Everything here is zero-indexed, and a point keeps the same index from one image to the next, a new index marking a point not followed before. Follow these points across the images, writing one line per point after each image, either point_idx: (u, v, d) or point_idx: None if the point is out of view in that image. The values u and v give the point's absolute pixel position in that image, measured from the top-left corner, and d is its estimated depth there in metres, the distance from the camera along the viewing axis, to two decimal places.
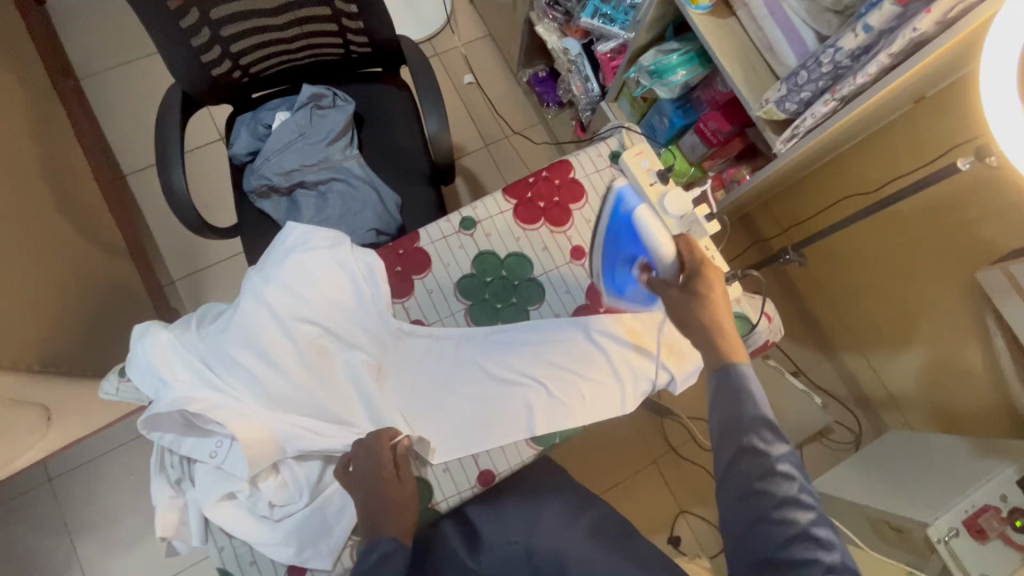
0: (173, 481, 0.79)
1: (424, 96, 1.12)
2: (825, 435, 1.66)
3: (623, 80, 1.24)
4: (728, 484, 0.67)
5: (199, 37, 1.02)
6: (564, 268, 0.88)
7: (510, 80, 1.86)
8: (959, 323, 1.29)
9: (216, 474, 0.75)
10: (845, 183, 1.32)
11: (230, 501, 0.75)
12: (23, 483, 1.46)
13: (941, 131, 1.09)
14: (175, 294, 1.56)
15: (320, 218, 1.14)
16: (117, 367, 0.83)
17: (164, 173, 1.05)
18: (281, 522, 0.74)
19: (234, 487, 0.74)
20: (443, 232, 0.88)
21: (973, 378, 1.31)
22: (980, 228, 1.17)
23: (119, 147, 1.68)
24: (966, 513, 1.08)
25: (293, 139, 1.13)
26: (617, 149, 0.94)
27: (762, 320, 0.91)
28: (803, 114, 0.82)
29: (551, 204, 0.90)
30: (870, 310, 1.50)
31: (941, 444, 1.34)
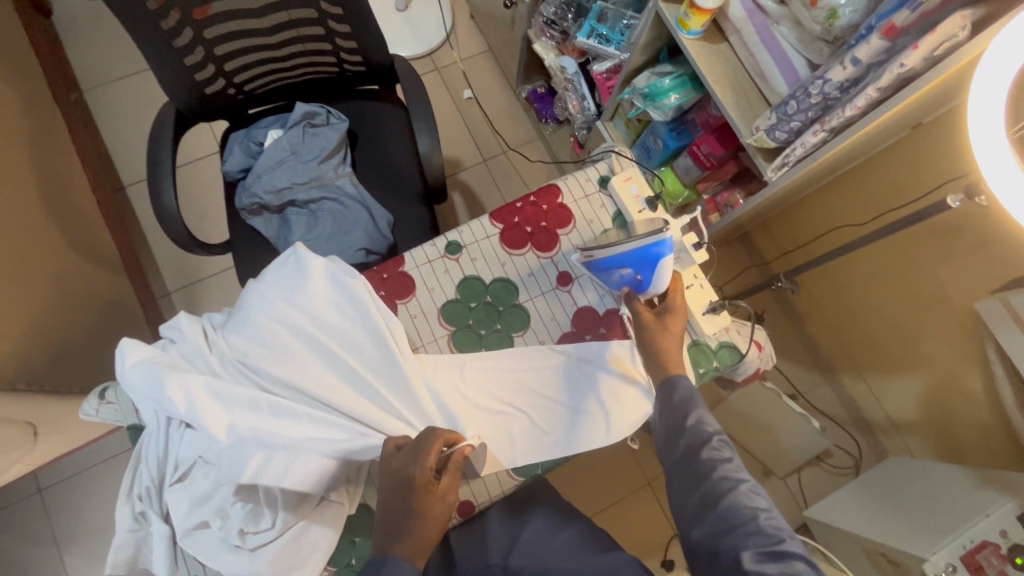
0: (137, 512, 0.77)
1: (416, 116, 1.12)
2: (823, 459, 1.63)
3: (617, 101, 1.24)
4: (684, 507, 0.67)
5: (192, 56, 1.03)
6: (550, 294, 0.87)
7: (509, 96, 1.86)
8: (960, 350, 1.26)
9: (189, 502, 0.73)
10: (845, 206, 1.29)
11: (202, 530, 0.73)
12: (15, 493, 1.46)
13: (942, 157, 1.06)
14: (170, 306, 1.56)
15: (311, 237, 1.13)
16: (98, 388, 0.82)
17: (155, 191, 1.05)
18: (257, 551, 0.72)
19: (206, 516, 0.72)
20: (428, 256, 0.87)
21: (975, 406, 1.29)
22: (980, 256, 1.15)
23: (119, 159, 1.70)
24: (964, 549, 1.05)
25: (285, 157, 1.13)
26: (606, 174, 0.93)
27: (752, 349, 0.88)
28: (793, 143, 0.81)
29: (538, 229, 0.89)
30: (871, 333, 1.47)
31: (942, 473, 1.31)
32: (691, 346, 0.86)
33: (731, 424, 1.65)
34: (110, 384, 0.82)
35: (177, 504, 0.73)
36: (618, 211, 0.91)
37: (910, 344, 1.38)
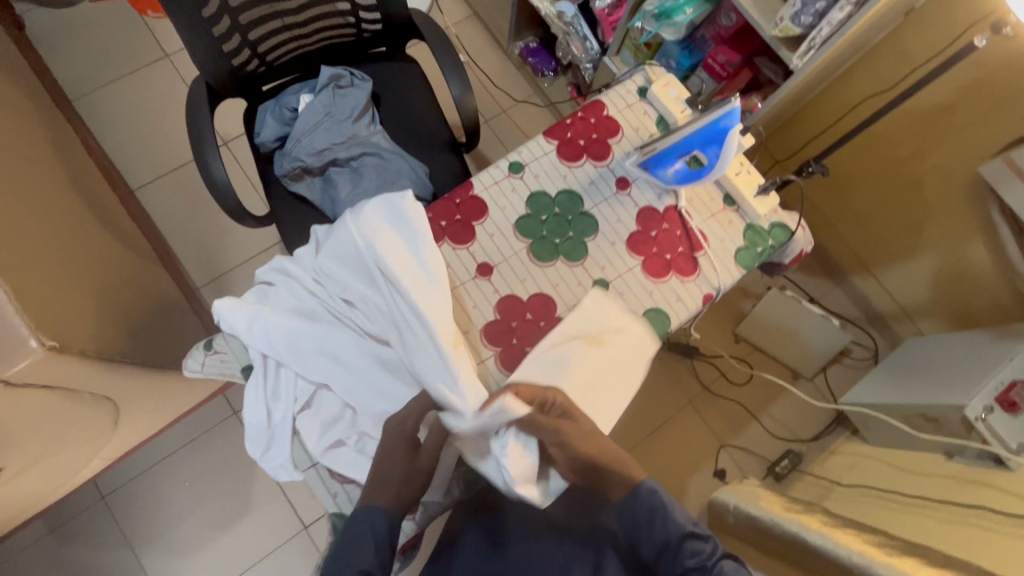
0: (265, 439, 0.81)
1: (443, 64, 1.16)
2: (845, 356, 1.74)
3: (626, 30, 1.29)
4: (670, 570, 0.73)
5: (220, 26, 1.04)
6: (612, 199, 0.93)
7: (501, 56, 1.90)
8: (964, 222, 1.38)
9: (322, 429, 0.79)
10: (846, 100, 1.34)
11: (338, 449, 0.79)
12: (77, 503, 1.45)
13: (939, 27, 1.13)
14: (203, 299, 1.56)
15: (357, 193, 1.16)
16: (200, 343, 0.85)
17: (202, 165, 1.07)
18: None
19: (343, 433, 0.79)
20: (494, 178, 0.92)
21: (981, 274, 1.41)
22: (971, 131, 1.25)
23: (122, 163, 1.66)
24: (997, 390, 1.17)
25: (321, 119, 1.16)
26: (643, 85, 0.99)
27: (798, 229, 0.97)
28: (819, 24, 0.89)
29: (591, 140, 0.95)
30: (878, 229, 1.56)
31: (960, 340, 1.43)
32: (746, 230, 0.94)
33: (756, 336, 1.73)
34: (214, 335, 0.85)
35: (309, 429, 0.79)
36: (661, 116, 0.97)
37: (915, 231, 1.48)
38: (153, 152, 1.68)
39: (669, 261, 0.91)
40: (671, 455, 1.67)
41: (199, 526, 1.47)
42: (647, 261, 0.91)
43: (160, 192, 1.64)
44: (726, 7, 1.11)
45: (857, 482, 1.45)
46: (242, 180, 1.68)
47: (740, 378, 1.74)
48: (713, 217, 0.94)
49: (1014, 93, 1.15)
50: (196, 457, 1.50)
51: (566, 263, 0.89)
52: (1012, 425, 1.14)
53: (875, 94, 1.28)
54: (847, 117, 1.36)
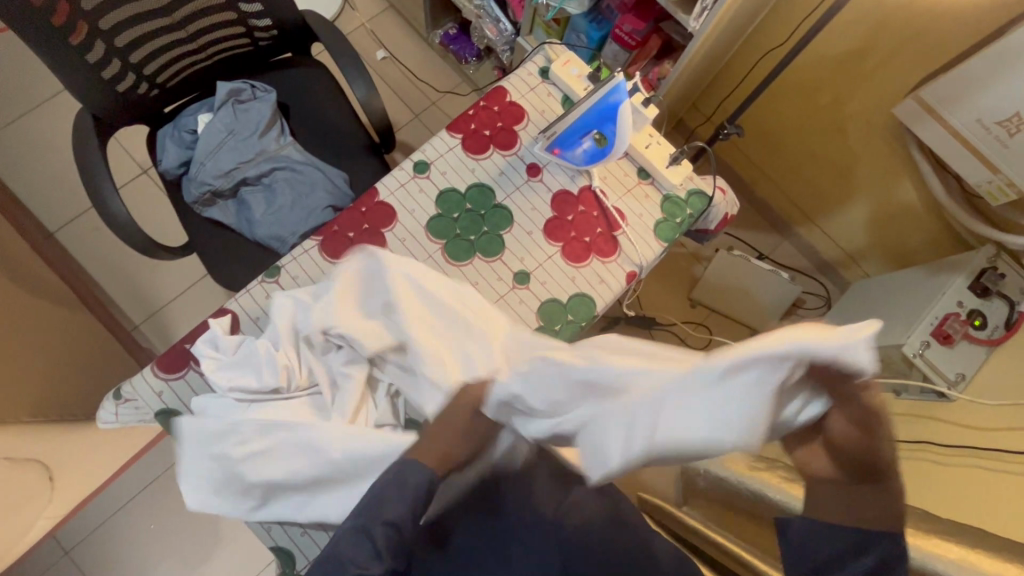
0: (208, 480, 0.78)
1: (345, 66, 1.11)
2: (799, 306, 1.73)
3: (532, 8, 1.25)
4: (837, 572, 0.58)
5: (94, 52, 0.96)
6: (524, 187, 0.91)
7: (423, 46, 1.83)
8: (891, 163, 1.38)
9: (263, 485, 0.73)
10: (763, 51, 1.31)
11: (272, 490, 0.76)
12: (37, 564, 1.39)
13: None
14: (143, 337, 1.50)
15: (273, 211, 1.12)
16: (109, 393, 0.80)
17: (101, 203, 1.02)
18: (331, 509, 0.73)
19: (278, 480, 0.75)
20: (399, 181, 0.89)
21: (914, 212, 1.42)
22: (884, 73, 1.25)
23: (36, 205, 1.57)
24: (932, 324, 1.19)
25: (223, 138, 1.10)
26: (545, 65, 0.96)
27: (716, 193, 0.96)
28: None
29: (496, 129, 0.92)
30: (813, 177, 1.57)
31: (900, 278, 1.46)
32: (664, 201, 0.93)
33: (711, 299, 1.72)
34: (123, 383, 0.79)
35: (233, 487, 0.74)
36: (565, 96, 0.95)
37: (848, 176, 1.49)
38: (67, 190, 1.59)
39: (589, 243, 0.90)
40: None
41: (172, 567, 1.43)
42: (566, 247, 0.89)
43: (80, 232, 1.56)
44: None
45: None
46: (166, 208, 1.60)
47: (701, 341, 1.74)
48: (629, 192, 0.93)
49: (919, 30, 1.15)
50: (158, 498, 1.45)
51: (483, 260, 0.87)
52: (948, 357, 1.17)
53: (780, 42, 1.26)
54: (761, 67, 1.34)
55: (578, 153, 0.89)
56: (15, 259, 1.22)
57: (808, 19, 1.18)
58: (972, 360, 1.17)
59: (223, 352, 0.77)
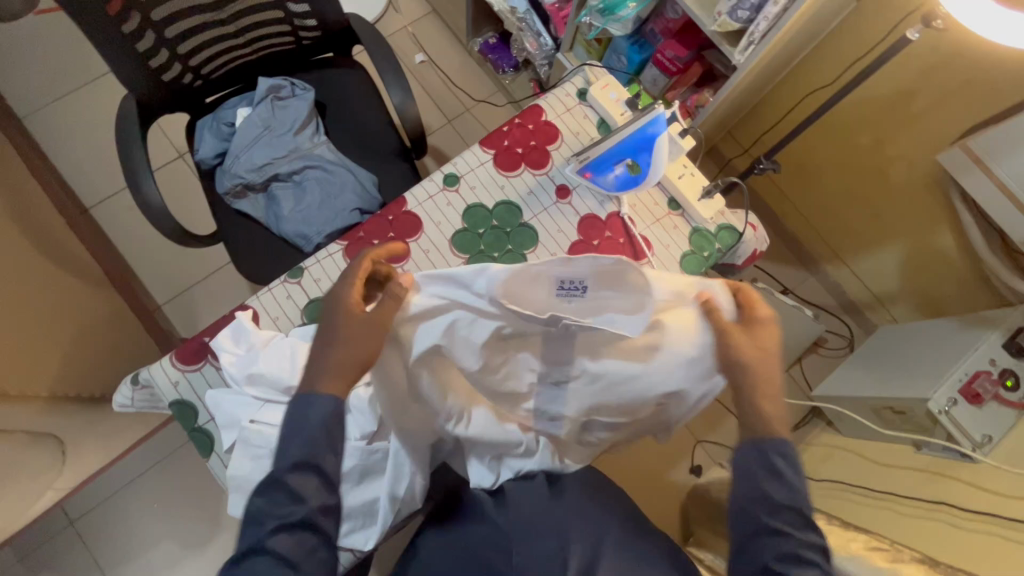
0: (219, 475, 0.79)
1: (384, 71, 1.12)
2: (819, 345, 1.69)
3: (575, 25, 1.24)
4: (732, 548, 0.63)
5: (144, 41, 0.98)
6: (552, 209, 0.90)
7: (461, 52, 1.84)
8: (928, 210, 1.35)
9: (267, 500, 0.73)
10: (808, 86, 1.29)
11: None
12: (43, 531, 1.41)
13: (892, 9, 1.07)
14: (164, 318, 1.53)
15: (301, 208, 1.13)
16: (128, 377, 0.81)
17: (136, 187, 1.04)
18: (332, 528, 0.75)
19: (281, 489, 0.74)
20: (428, 193, 0.89)
21: (949, 261, 1.38)
22: (930, 118, 1.23)
23: (74, 180, 1.61)
24: (961, 382, 1.15)
25: (259, 133, 1.12)
26: (583, 87, 0.96)
27: (746, 229, 0.94)
28: (757, 19, 0.85)
29: (529, 148, 0.92)
30: (846, 216, 1.53)
31: (929, 327, 1.41)
32: (693, 234, 0.92)
33: None
34: (141, 369, 0.80)
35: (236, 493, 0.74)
36: (601, 119, 0.94)
37: (884, 219, 1.45)
38: (105, 168, 1.63)
39: None
40: (651, 452, 1.56)
41: (171, 547, 1.44)
42: None
43: (115, 210, 1.60)
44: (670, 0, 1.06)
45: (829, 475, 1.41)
46: (198, 194, 1.63)
47: None
48: (658, 222, 0.91)
49: (972, 77, 1.12)
50: (165, 477, 1.47)
51: None
52: (976, 416, 1.13)
53: (829, 80, 1.24)
54: (806, 104, 1.31)
55: (611, 178, 0.88)
56: (49, 232, 1.25)
57: (860, 61, 1.16)
58: (1003, 422, 1.12)
59: (245, 349, 0.77)
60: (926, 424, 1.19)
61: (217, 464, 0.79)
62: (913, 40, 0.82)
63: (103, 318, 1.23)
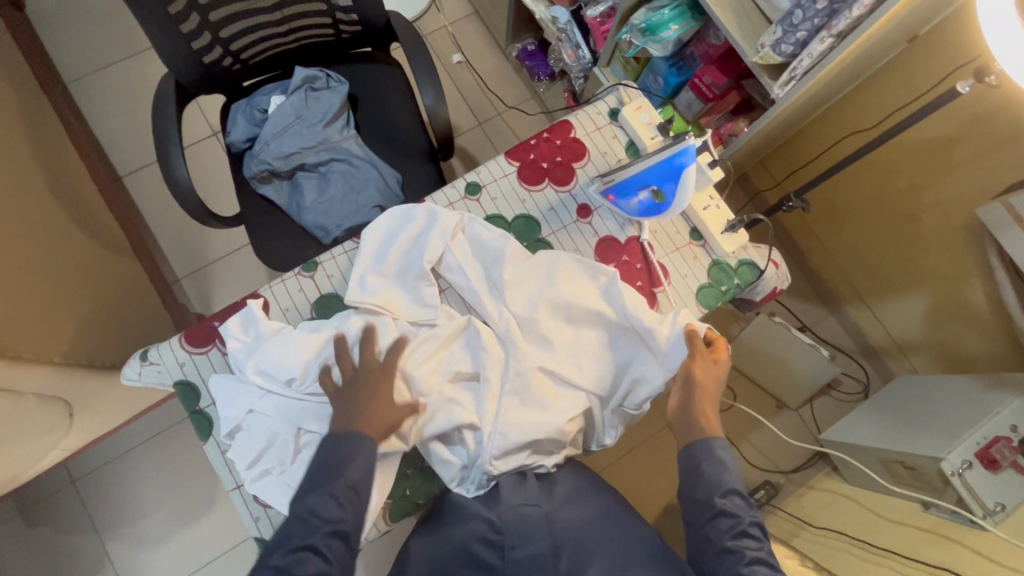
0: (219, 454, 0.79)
1: (418, 71, 1.12)
2: (833, 387, 1.65)
3: (614, 42, 1.23)
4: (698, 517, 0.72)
5: (188, 23, 1.00)
6: (571, 227, 0.89)
7: (499, 56, 1.84)
8: (962, 262, 1.30)
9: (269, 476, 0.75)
10: (848, 124, 1.26)
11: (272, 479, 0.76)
12: (44, 487, 1.45)
13: (945, 56, 1.04)
14: (182, 291, 1.56)
15: (323, 199, 1.14)
16: (137, 352, 0.82)
17: (166, 164, 1.06)
18: None
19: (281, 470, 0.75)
20: (449, 199, 0.89)
21: (978, 316, 1.33)
22: (973, 169, 1.19)
23: (110, 149, 1.65)
24: (978, 445, 1.11)
25: (290, 123, 1.13)
26: (615, 106, 0.94)
27: (769, 267, 0.91)
28: (801, 55, 0.83)
29: (554, 163, 0.91)
30: (874, 259, 1.48)
31: (949, 383, 1.36)
32: (712, 266, 0.90)
33: (740, 360, 1.63)
34: (151, 346, 0.82)
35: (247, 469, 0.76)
36: (631, 141, 0.93)
37: (913, 267, 1.41)
38: (141, 140, 1.67)
39: None
40: (648, 478, 1.53)
41: (164, 517, 1.46)
42: None
43: (146, 181, 1.63)
44: (714, 26, 1.04)
45: (827, 523, 1.37)
46: (227, 173, 1.66)
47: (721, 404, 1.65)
48: (677, 251, 0.90)
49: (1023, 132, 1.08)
50: (166, 447, 1.49)
51: None
52: (989, 483, 1.09)
53: (868, 121, 1.21)
54: (842, 144, 1.28)
55: (635, 204, 0.86)
56: (79, 198, 1.29)
57: (905, 107, 1.14)
58: (1017, 492, 1.08)
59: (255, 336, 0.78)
60: (936, 484, 1.15)
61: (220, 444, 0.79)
62: (964, 92, 0.79)
63: (122, 287, 1.26)
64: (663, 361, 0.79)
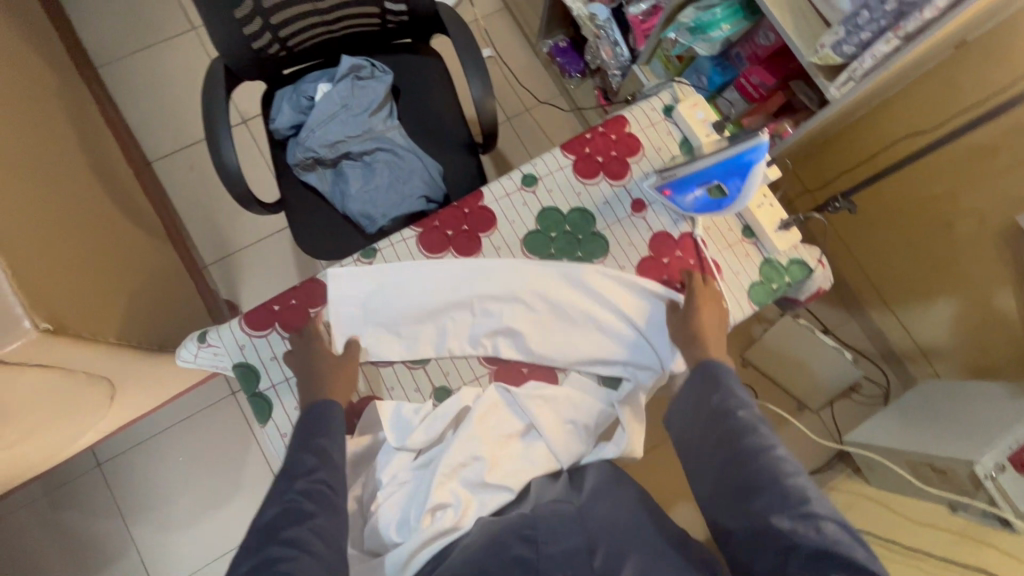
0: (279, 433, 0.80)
1: (466, 63, 1.12)
2: (854, 391, 1.66)
3: (657, 40, 1.23)
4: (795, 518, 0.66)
5: (242, 7, 1.00)
6: (626, 221, 0.90)
7: (529, 53, 1.84)
8: (989, 269, 1.32)
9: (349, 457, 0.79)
10: (890, 133, 1.27)
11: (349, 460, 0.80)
12: (70, 470, 1.45)
13: (999, 62, 1.05)
14: (211, 277, 1.56)
15: (367, 189, 1.14)
16: (195, 333, 0.82)
17: (213, 148, 1.06)
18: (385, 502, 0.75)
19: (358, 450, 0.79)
20: (506, 190, 0.89)
21: (1008, 323, 1.34)
22: (1011, 176, 1.20)
23: (141, 133, 1.65)
24: (1010, 449, 1.12)
25: (337, 110, 1.13)
26: (670, 103, 0.95)
27: (819, 267, 0.92)
28: (862, 56, 0.83)
29: (609, 157, 0.92)
30: (904, 266, 1.49)
31: (974, 389, 1.38)
32: (763, 264, 0.90)
33: (765, 362, 1.64)
34: (209, 328, 0.82)
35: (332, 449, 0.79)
36: (684, 138, 0.94)
37: (942, 273, 1.42)
38: (171, 125, 1.67)
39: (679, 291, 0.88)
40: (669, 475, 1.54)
41: (188, 504, 1.46)
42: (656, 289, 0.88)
43: (176, 166, 1.63)
44: (764, 27, 1.05)
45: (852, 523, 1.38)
46: (257, 162, 1.66)
47: None
48: (729, 247, 0.91)
49: None
50: (192, 433, 1.49)
51: None
52: (1020, 487, 1.10)
53: (921, 127, 1.21)
54: (886, 153, 1.29)
55: (696, 198, 0.86)
56: (114, 181, 1.28)
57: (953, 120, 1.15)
58: None
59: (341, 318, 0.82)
60: (966, 487, 1.17)
61: (281, 420, 0.80)
62: None
63: (158, 271, 1.26)
64: (710, 329, 0.81)
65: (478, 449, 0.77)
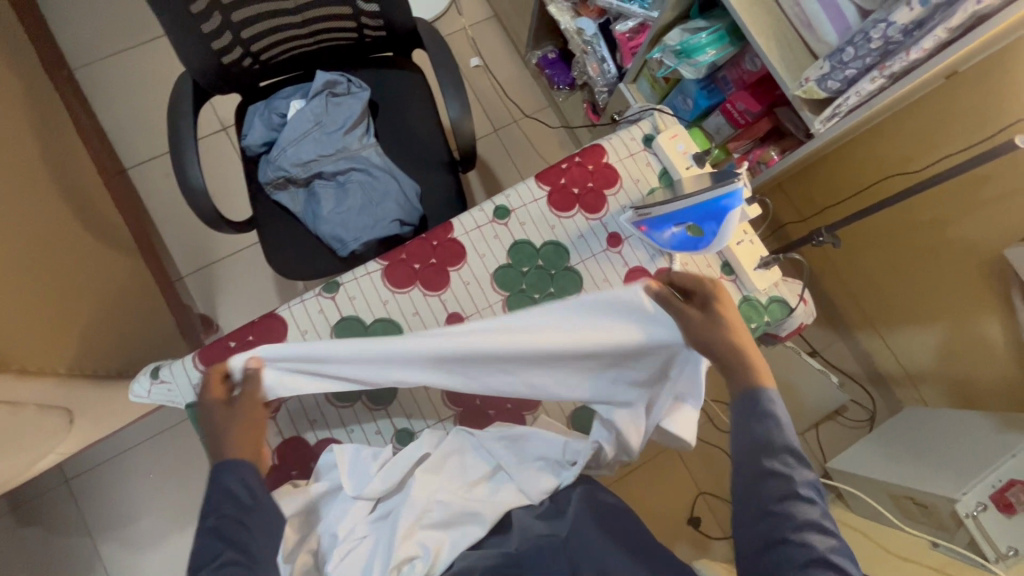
0: None
1: (444, 82, 1.08)
2: (840, 414, 1.64)
3: (643, 60, 1.20)
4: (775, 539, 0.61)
5: (209, 22, 0.96)
6: (601, 256, 0.87)
7: (518, 63, 1.81)
8: (977, 299, 1.30)
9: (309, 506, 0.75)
10: (882, 165, 1.25)
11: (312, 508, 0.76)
12: (36, 485, 1.41)
13: (990, 95, 1.02)
14: (186, 289, 1.52)
15: (340, 210, 1.10)
16: (148, 368, 0.79)
17: (179, 166, 1.02)
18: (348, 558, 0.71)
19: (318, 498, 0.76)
20: (477, 222, 0.86)
21: (995, 355, 1.31)
22: (1001, 207, 1.18)
23: (116, 139, 1.61)
24: (994, 488, 1.10)
25: (310, 128, 1.09)
26: (650, 132, 0.92)
27: (801, 304, 0.88)
28: (847, 92, 0.80)
29: (585, 189, 0.88)
30: (892, 292, 1.47)
31: (959, 419, 1.35)
32: (742, 302, 0.87)
33: None
34: (163, 363, 0.79)
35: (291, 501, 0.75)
36: (664, 169, 0.90)
37: (929, 301, 1.39)
38: (148, 131, 1.62)
39: None
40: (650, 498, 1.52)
41: (157, 521, 1.43)
42: None
43: (152, 174, 1.59)
44: (750, 52, 1.02)
45: None
46: (236, 171, 1.62)
47: None
48: None
49: None
50: (164, 449, 1.46)
51: None
52: (1003, 527, 1.08)
53: (913, 164, 1.19)
54: (878, 185, 1.27)
55: (671, 235, 0.84)
56: (82, 194, 1.24)
57: (944, 155, 1.13)
58: None
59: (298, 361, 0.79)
60: (949, 524, 1.15)
61: None
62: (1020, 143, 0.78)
63: (125, 288, 1.22)
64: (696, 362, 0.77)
65: (442, 495, 0.74)
